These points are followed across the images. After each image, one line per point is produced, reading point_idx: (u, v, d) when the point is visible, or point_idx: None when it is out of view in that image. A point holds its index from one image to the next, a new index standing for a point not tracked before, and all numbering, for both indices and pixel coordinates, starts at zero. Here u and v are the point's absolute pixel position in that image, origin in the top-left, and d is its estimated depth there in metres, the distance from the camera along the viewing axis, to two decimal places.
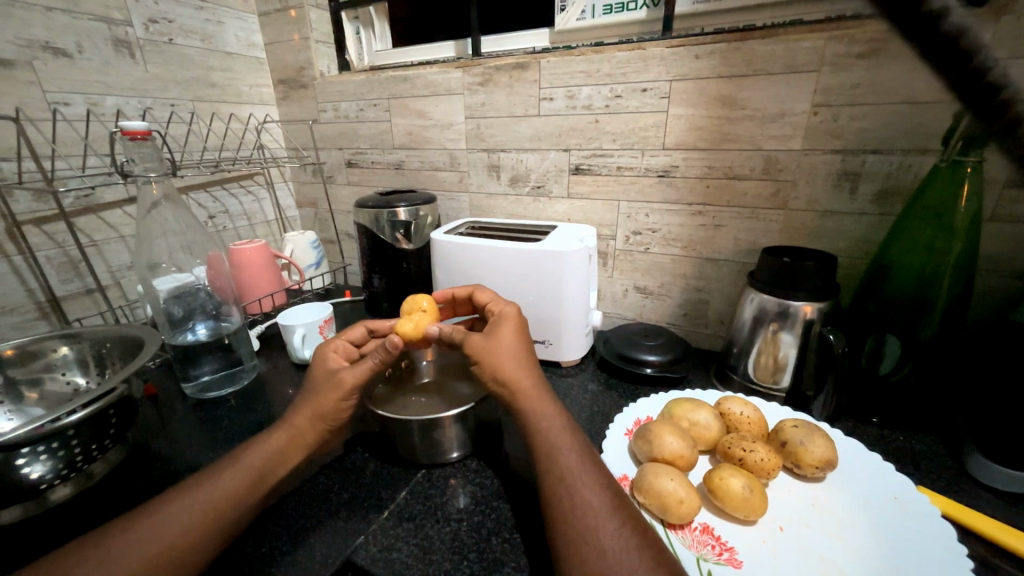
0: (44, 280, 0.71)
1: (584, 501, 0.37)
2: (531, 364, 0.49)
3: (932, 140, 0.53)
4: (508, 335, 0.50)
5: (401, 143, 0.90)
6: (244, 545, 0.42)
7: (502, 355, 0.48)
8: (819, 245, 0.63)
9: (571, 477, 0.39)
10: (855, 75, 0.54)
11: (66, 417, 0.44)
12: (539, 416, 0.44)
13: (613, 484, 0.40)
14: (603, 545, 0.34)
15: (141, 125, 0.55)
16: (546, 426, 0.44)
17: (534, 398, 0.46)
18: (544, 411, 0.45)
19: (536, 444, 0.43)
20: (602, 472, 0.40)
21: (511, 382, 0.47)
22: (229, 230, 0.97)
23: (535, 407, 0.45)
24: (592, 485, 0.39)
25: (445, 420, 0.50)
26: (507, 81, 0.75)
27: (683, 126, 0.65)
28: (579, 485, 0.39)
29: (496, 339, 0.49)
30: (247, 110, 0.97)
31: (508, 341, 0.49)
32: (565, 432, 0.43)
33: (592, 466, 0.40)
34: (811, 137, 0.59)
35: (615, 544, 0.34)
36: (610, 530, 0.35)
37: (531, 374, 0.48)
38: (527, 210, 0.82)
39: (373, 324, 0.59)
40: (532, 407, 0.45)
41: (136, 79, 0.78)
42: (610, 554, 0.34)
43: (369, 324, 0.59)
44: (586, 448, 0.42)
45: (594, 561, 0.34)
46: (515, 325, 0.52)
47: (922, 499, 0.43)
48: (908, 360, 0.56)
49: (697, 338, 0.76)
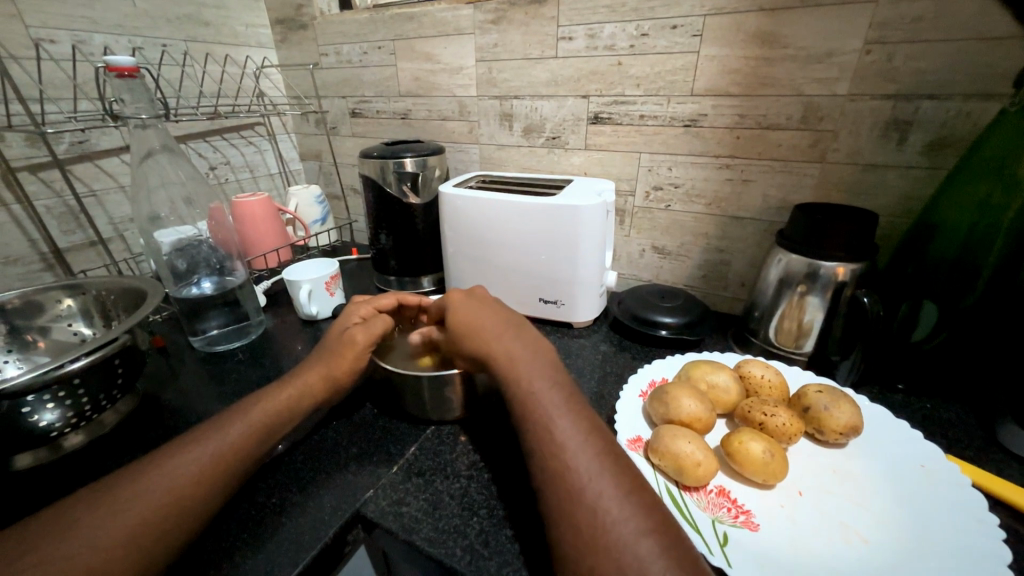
0: (44, 230, 0.69)
1: (575, 463, 0.36)
2: (515, 336, 0.47)
3: (1001, 83, 0.47)
4: (486, 316, 0.49)
5: (408, 90, 0.85)
6: (253, 494, 0.42)
7: (485, 329, 0.48)
8: (856, 203, 0.58)
9: (560, 437, 0.38)
10: (918, 6, 0.48)
11: (69, 365, 0.43)
12: (530, 381, 0.42)
13: (605, 443, 0.38)
14: (597, 506, 0.33)
15: (128, 60, 0.51)
16: (529, 384, 0.42)
17: (524, 365, 0.44)
18: (530, 376, 0.43)
19: (522, 400, 0.41)
20: (593, 430, 0.39)
21: (506, 353, 0.45)
22: (231, 182, 0.94)
23: (521, 366, 0.44)
24: (584, 447, 0.37)
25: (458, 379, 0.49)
26: (521, 18, 0.69)
27: (716, 69, 0.59)
28: (568, 446, 0.37)
29: (476, 322, 0.49)
30: (244, 53, 0.91)
31: (508, 329, 0.48)
32: (552, 391, 0.42)
33: (582, 424, 0.39)
34: (859, 81, 0.53)
35: (612, 507, 0.33)
36: (604, 491, 0.34)
37: (517, 346, 0.46)
38: (541, 163, 0.78)
39: (405, 295, 0.59)
40: (523, 372, 0.43)
41: (124, 15, 0.73)
42: (608, 517, 0.33)
43: (401, 296, 0.58)
44: (583, 413, 0.41)
45: (586, 523, 0.33)
46: (493, 310, 0.51)
47: (949, 467, 0.41)
48: (944, 328, 0.52)
49: (716, 300, 0.73)
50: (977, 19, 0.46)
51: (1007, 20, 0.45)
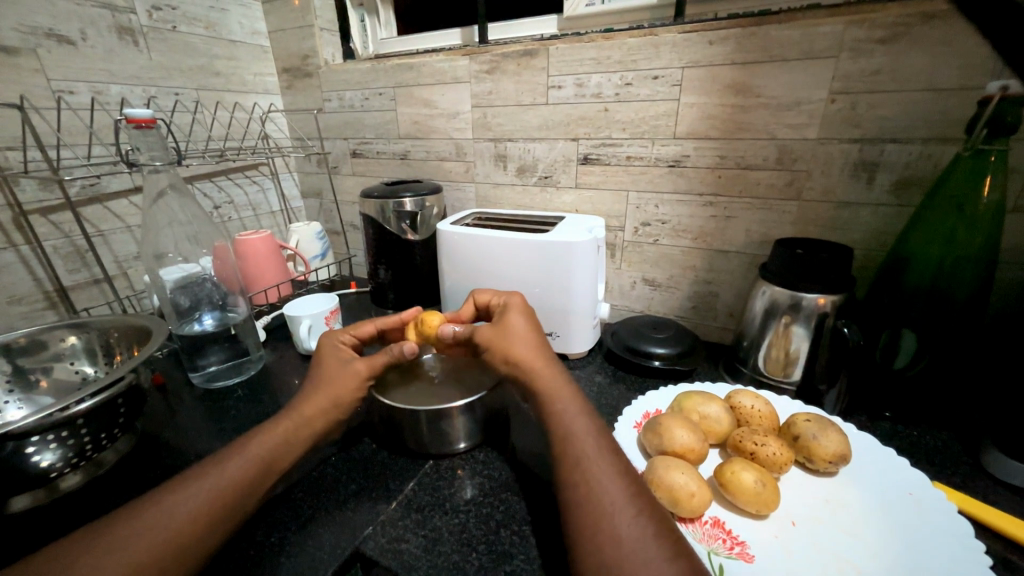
0: (51, 269, 0.71)
1: (601, 489, 0.37)
2: (543, 348, 0.50)
3: (954, 128, 0.52)
4: (518, 325, 0.51)
5: (407, 133, 0.89)
6: (253, 533, 0.42)
7: (520, 342, 0.49)
8: (833, 237, 0.62)
9: (586, 464, 0.39)
10: (875, 61, 0.53)
11: (75, 406, 0.44)
12: (554, 399, 0.44)
13: (629, 471, 0.39)
14: (615, 529, 0.34)
15: (146, 112, 0.54)
16: (558, 410, 0.44)
17: (549, 382, 0.46)
18: (559, 393, 0.45)
19: (551, 429, 0.43)
20: (608, 452, 0.40)
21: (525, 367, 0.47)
22: (235, 220, 0.97)
23: (551, 387, 0.46)
24: (610, 473, 0.38)
25: (486, 395, 0.51)
26: (514, 69, 0.74)
27: (695, 115, 0.64)
28: (594, 472, 0.38)
29: (510, 333, 0.50)
30: (252, 99, 0.96)
31: (519, 329, 0.50)
32: (579, 417, 0.43)
33: (607, 452, 0.40)
34: (827, 126, 0.57)
35: (627, 529, 0.34)
36: (627, 517, 0.35)
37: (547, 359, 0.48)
38: (534, 201, 0.81)
39: (383, 322, 0.58)
40: (551, 393, 0.45)
41: (140, 67, 0.77)
42: (629, 543, 0.33)
43: (381, 323, 0.57)
44: (602, 434, 0.42)
45: (610, 549, 0.33)
46: (524, 314, 0.53)
47: (936, 494, 0.42)
48: (925, 355, 0.53)
49: (706, 331, 0.75)
50: (928, 73, 0.51)
51: (954, 74, 0.50)
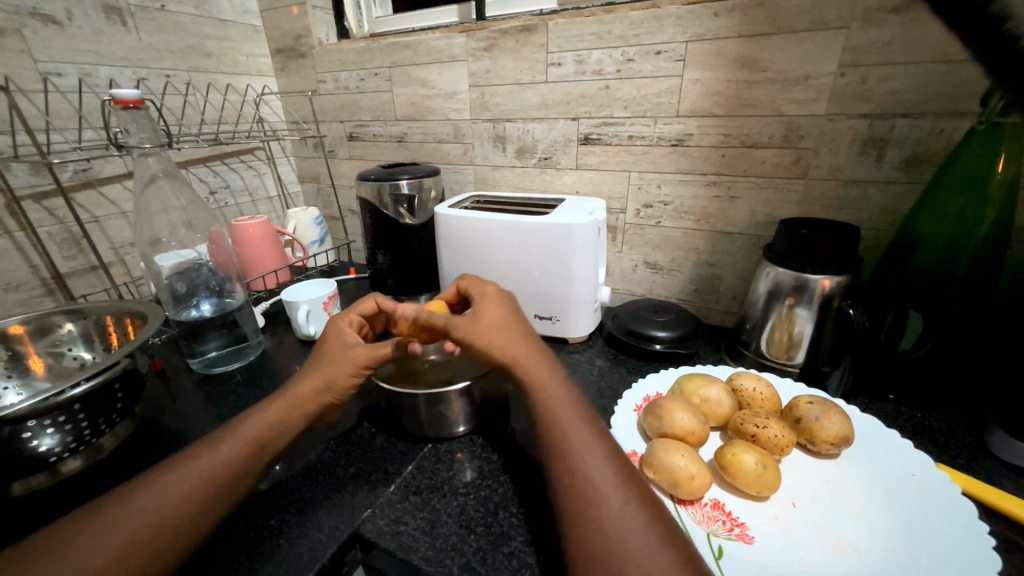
0: (47, 256, 0.71)
1: (595, 475, 0.37)
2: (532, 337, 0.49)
3: (969, 101, 0.50)
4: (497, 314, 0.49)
5: (404, 115, 0.87)
6: (252, 516, 0.42)
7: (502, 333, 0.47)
8: (839, 217, 0.60)
9: (581, 450, 0.39)
10: (887, 31, 0.51)
11: (70, 391, 0.44)
12: (548, 386, 0.44)
13: (621, 459, 0.39)
14: (608, 516, 0.34)
15: (133, 92, 0.53)
16: (554, 396, 0.43)
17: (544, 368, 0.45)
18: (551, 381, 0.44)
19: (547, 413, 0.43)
20: (602, 439, 0.40)
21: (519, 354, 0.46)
22: (231, 206, 0.95)
23: (544, 375, 0.45)
24: (604, 460, 0.38)
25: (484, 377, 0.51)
26: (512, 46, 0.72)
27: (699, 91, 0.62)
28: (587, 459, 0.38)
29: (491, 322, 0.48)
30: (245, 81, 0.94)
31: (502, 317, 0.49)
32: (572, 405, 0.43)
33: (601, 439, 0.40)
34: (836, 101, 0.55)
35: (621, 516, 0.34)
36: (621, 504, 0.35)
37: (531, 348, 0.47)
38: (534, 183, 0.80)
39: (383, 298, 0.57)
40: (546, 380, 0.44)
41: (130, 48, 0.75)
42: (619, 530, 0.33)
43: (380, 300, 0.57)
44: (596, 421, 0.42)
45: (602, 535, 0.33)
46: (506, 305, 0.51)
47: (939, 476, 0.41)
48: (930, 337, 0.53)
49: (708, 314, 0.74)
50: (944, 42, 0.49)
51: None
